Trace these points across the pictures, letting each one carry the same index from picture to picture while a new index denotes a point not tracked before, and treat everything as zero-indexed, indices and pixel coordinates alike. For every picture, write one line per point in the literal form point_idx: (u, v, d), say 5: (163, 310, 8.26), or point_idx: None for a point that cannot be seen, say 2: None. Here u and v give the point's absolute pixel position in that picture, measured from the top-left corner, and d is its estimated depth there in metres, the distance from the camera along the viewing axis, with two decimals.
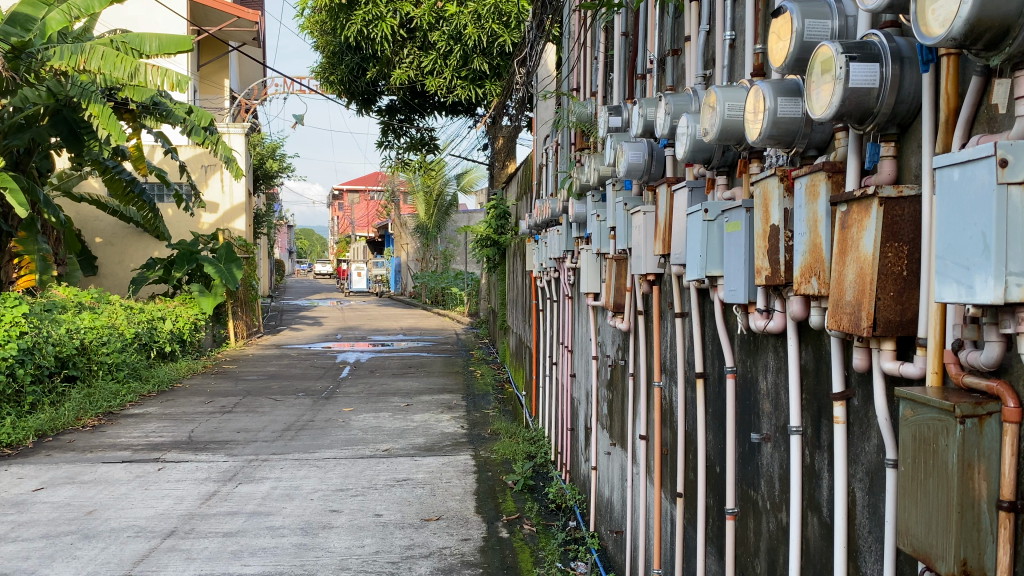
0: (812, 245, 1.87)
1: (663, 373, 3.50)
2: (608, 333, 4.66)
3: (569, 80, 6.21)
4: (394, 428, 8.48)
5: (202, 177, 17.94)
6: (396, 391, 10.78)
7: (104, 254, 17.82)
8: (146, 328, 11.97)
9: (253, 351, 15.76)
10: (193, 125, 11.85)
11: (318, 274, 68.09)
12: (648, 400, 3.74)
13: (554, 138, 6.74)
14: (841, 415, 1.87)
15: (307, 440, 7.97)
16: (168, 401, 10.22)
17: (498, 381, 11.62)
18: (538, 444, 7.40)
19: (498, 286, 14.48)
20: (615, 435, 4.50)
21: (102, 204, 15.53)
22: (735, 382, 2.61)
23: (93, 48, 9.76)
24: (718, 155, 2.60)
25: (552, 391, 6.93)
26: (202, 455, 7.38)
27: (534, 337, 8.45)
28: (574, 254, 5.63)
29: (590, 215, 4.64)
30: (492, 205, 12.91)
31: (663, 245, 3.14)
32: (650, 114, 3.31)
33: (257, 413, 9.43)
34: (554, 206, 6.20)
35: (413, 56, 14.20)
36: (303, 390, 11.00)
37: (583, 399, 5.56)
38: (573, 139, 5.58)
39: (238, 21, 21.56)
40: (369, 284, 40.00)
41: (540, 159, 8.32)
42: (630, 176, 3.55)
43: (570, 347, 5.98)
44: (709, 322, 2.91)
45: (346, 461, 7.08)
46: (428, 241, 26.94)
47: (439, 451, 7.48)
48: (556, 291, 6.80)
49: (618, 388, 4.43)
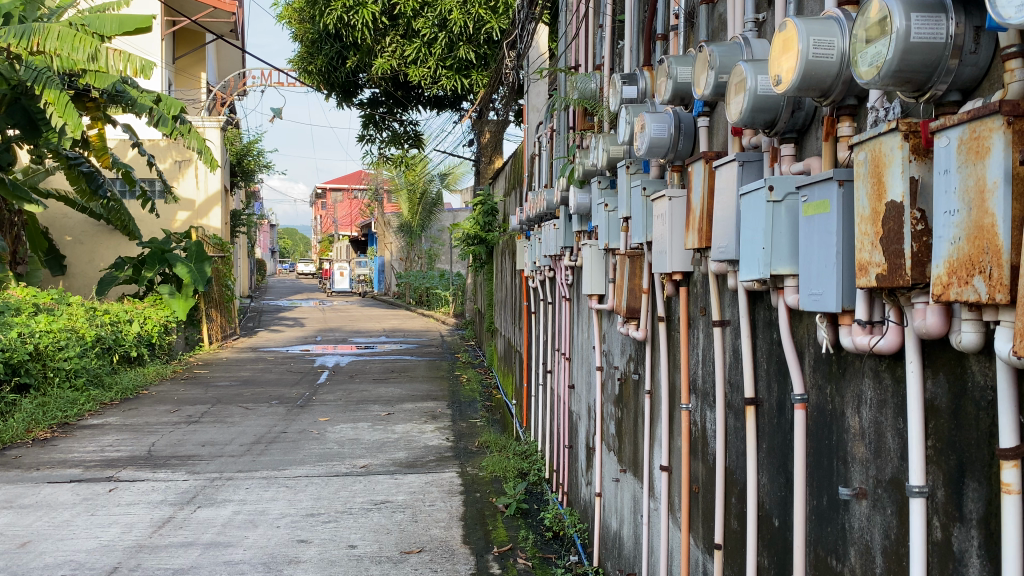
0: (978, 227, 1.26)
1: (691, 393, 2.90)
2: (616, 342, 4.05)
3: (567, 58, 5.57)
4: (373, 440, 7.81)
5: (176, 170, 17.19)
6: (376, 398, 10.11)
7: (73, 254, 17.02)
8: (111, 331, 11.22)
9: (227, 354, 15.04)
10: (162, 114, 11.11)
11: (302, 272, 67.06)
12: (670, 423, 3.14)
13: (549, 124, 6.14)
14: (1013, 483, 1.26)
15: (277, 456, 7.28)
16: (130, 410, 9.50)
17: (485, 387, 10.98)
18: (531, 459, 6.78)
19: (484, 286, 13.85)
20: (625, 459, 3.89)
21: (70, 201, 14.85)
22: (805, 414, 2.00)
23: (48, 29, 9.06)
24: (785, 116, 2.00)
25: (546, 401, 6.32)
26: (161, 473, 6.69)
27: (524, 341, 7.85)
28: (574, 251, 5.02)
29: (596, 204, 4.02)
30: (479, 200, 12.21)
31: (698, 237, 2.53)
32: (683, 74, 2.67)
33: (225, 424, 8.73)
34: (551, 198, 5.57)
35: (395, 44, 13.57)
36: (277, 398, 10.30)
37: (583, 415, 4.94)
38: (572, 122, 4.97)
39: (215, 12, 20.79)
40: (352, 284, 39.26)
41: (532, 149, 7.71)
42: (652, 153, 2.92)
43: (567, 355, 5.37)
44: (763, 335, 2.30)
45: (319, 480, 6.42)
46: (412, 241, 26.24)
47: (423, 467, 6.82)
48: (551, 292, 6.20)
49: (628, 405, 3.82)
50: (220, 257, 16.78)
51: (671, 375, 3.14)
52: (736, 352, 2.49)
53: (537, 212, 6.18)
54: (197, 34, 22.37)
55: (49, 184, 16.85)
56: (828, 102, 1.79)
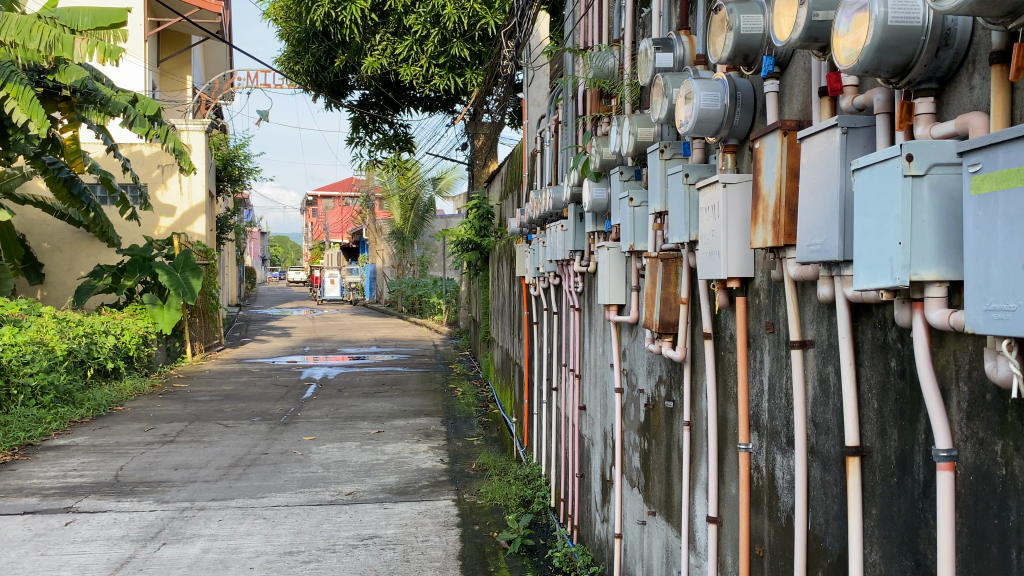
0: None
1: (752, 429, 2.32)
2: (640, 360, 3.47)
3: (574, 41, 5.01)
4: (362, 463, 7.18)
5: (159, 178, 16.62)
6: (366, 414, 9.48)
7: (51, 262, 16.35)
8: (84, 343, 10.54)
9: (210, 366, 14.39)
10: (137, 115, 10.57)
11: (292, 280, 66.31)
12: (720, 464, 2.57)
13: (555, 116, 5.59)
14: None
15: (256, 481, 6.65)
16: (101, 428, 8.83)
17: (481, 401, 10.38)
18: (535, 485, 6.19)
19: (479, 294, 13.26)
20: (653, 500, 3.31)
21: (48, 206, 14.32)
22: (953, 477, 1.42)
23: (7, 18, 8.80)
24: (926, 58, 1.43)
25: (552, 421, 5.74)
26: (125, 502, 6.03)
27: (525, 354, 7.25)
28: (586, 255, 4.44)
29: (616, 198, 3.44)
30: (474, 203, 11.55)
31: (774, 233, 1.96)
32: (750, 23, 2.11)
33: (202, 444, 8.08)
34: (558, 195, 5.01)
35: (385, 42, 12.98)
36: (260, 414, 9.64)
37: (598, 442, 4.35)
38: (583, 110, 4.40)
39: (201, 12, 20.22)
40: (344, 292, 38.61)
41: (532, 146, 7.15)
42: (701, 131, 2.36)
43: (577, 373, 4.79)
44: (871, 362, 1.72)
45: (300, 511, 5.79)
46: (404, 247, 25.65)
47: (415, 494, 6.19)
48: (557, 301, 5.63)
49: (657, 436, 3.24)
50: (205, 264, 16.14)
51: (722, 405, 2.56)
52: (825, 383, 1.92)
53: (541, 213, 5.61)
54: (183, 36, 21.74)
55: (25, 189, 16.16)
56: (1015, 24, 1.21)
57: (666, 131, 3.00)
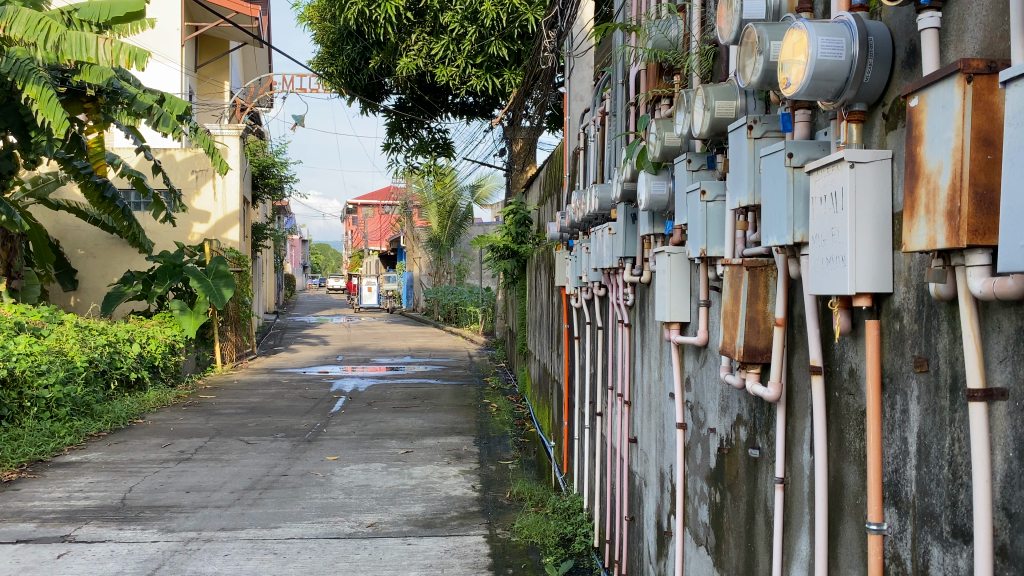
0: None
1: (889, 501, 1.67)
2: (711, 391, 2.83)
3: (625, 19, 4.39)
4: (386, 489, 6.60)
5: (193, 184, 16.35)
6: (395, 432, 8.93)
7: (85, 268, 16.16)
8: (106, 353, 10.14)
9: (240, 376, 14.00)
10: (163, 114, 10.33)
11: (331, 288, 66.74)
12: (831, 541, 1.92)
13: (603, 105, 4.98)
14: None
15: (271, 508, 6.09)
16: (118, 443, 8.40)
17: (518, 418, 9.76)
18: (576, 520, 5.54)
19: (516, 304, 12.65)
20: (726, 567, 2.66)
21: (81, 212, 14.14)
22: None
23: (17, 11, 8.52)
24: None
25: (595, 450, 5.10)
26: (127, 531, 5.52)
27: (565, 372, 6.63)
28: (638, 262, 3.82)
29: (680, 192, 2.82)
30: (511, 209, 10.97)
31: (948, 230, 1.32)
32: None
33: (219, 463, 7.59)
34: (605, 194, 4.40)
35: (421, 42, 12.47)
36: (284, 430, 9.13)
37: (652, 483, 3.72)
38: (636, 95, 3.78)
39: (238, 17, 20.03)
40: (381, 300, 38.42)
41: (575, 145, 6.54)
42: (816, 93, 1.75)
43: (627, 400, 4.17)
44: None
45: (315, 545, 5.22)
46: (441, 255, 25.22)
47: (443, 528, 5.58)
48: (601, 315, 5.01)
49: (734, 486, 2.61)
50: (237, 271, 15.81)
51: (836, 463, 1.91)
52: None
53: (584, 217, 5.04)
54: (221, 41, 21.59)
55: (60, 195, 16.00)
56: None
57: (751, 104, 2.38)
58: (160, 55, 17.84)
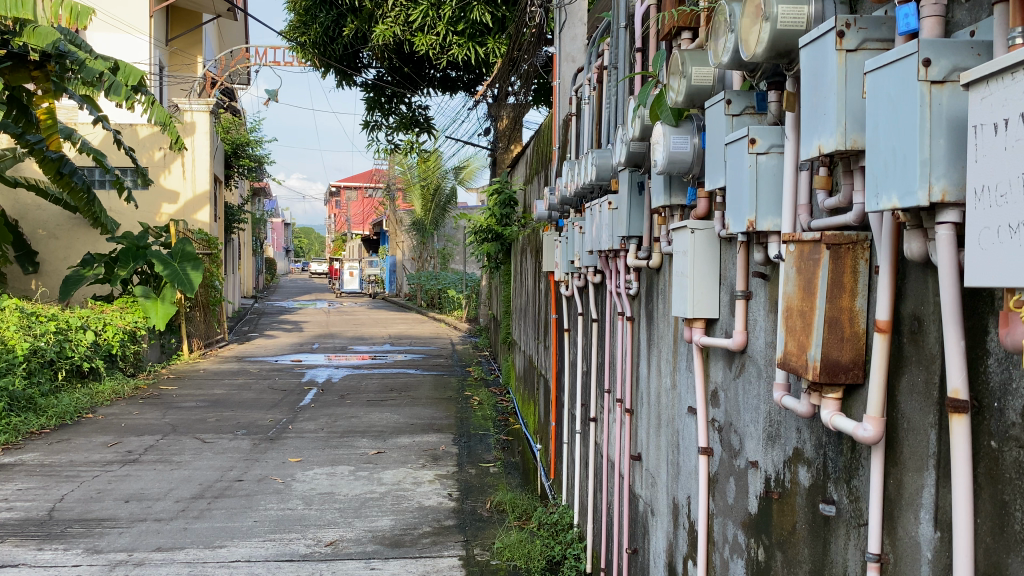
0: None
1: None
2: (750, 412, 2.13)
3: None
4: (351, 498, 5.86)
5: (161, 162, 15.50)
6: (367, 429, 8.21)
7: (46, 250, 15.24)
8: (54, 342, 9.32)
9: (207, 365, 13.22)
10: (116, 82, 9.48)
11: (314, 272, 65.92)
12: None
13: (603, 57, 4.23)
14: None
15: (218, 522, 5.35)
16: (61, 442, 7.62)
17: (501, 413, 9.08)
18: (565, 538, 4.84)
19: (500, 289, 11.92)
20: None
21: (41, 190, 13.23)
22: None
23: None
24: None
25: (589, 460, 4.40)
26: (47, 552, 4.77)
27: (552, 368, 5.92)
28: (645, 242, 3.11)
29: (716, 145, 2.10)
30: (495, 188, 10.21)
31: None
32: None
33: (169, 466, 6.83)
34: (604, 161, 3.69)
35: (398, 8, 11.64)
36: (246, 426, 8.38)
37: (661, 513, 3.02)
38: (649, 34, 3.04)
39: None
40: (363, 284, 37.67)
41: (565, 112, 5.81)
42: None
43: (629, 408, 3.47)
44: None
45: (262, 571, 4.49)
46: (424, 239, 24.47)
47: (413, 547, 4.87)
48: (596, 305, 4.30)
49: (787, 543, 1.91)
50: (206, 253, 14.96)
51: (993, 553, 1.20)
52: None
53: (578, 190, 4.32)
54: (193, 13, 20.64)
55: (19, 172, 15.09)
56: None
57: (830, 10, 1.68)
58: (107, 15, 16.69)
